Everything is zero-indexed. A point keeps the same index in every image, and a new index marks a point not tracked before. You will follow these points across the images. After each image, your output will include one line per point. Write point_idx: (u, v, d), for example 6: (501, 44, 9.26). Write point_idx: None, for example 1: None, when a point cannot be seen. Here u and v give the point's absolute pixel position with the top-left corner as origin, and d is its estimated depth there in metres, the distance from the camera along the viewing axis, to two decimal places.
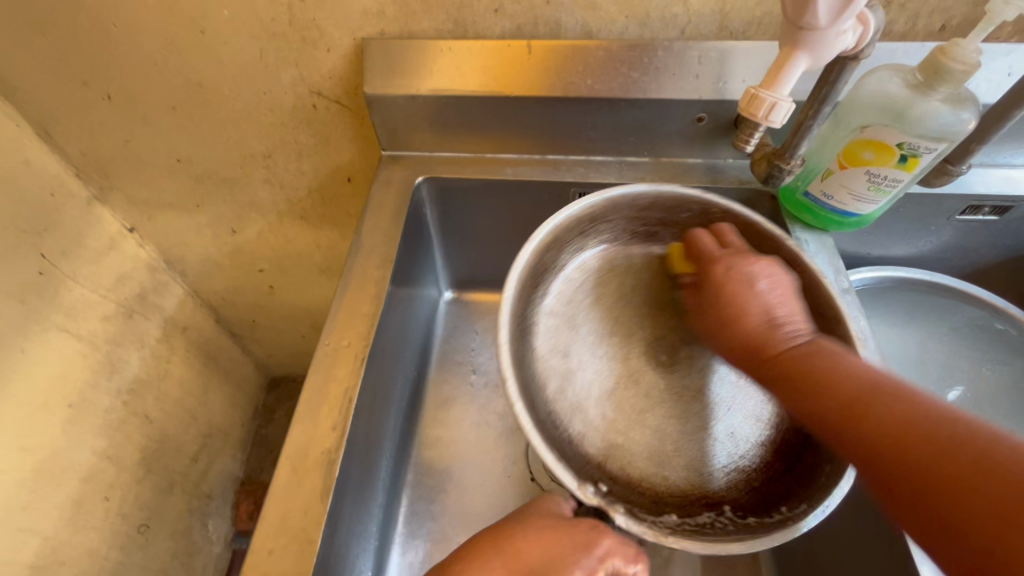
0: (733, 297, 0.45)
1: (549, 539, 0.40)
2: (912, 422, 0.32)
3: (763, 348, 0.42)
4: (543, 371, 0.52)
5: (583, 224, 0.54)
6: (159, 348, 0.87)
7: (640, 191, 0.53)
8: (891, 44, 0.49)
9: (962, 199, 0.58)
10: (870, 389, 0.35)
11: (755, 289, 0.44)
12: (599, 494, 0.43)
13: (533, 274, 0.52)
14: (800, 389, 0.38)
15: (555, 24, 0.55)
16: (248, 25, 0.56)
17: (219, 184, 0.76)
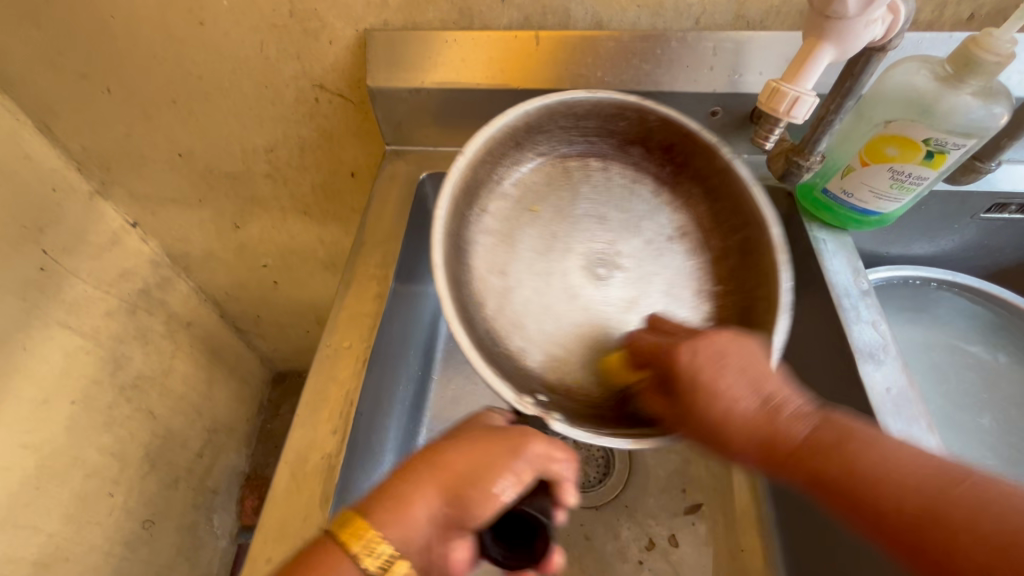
0: (700, 396, 0.34)
1: (479, 451, 0.36)
2: (904, 474, 0.29)
3: (770, 434, 0.32)
4: (481, 290, 0.47)
5: (516, 135, 0.50)
6: (163, 343, 0.86)
7: (578, 96, 0.48)
8: (917, 35, 0.47)
9: (988, 197, 0.56)
10: (844, 438, 0.31)
11: (729, 376, 0.34)
12: (540, 403, 0.42)
13: (466, 193, 0.47)
14: (802, 460, 0.31)
15: (563, 14, 0.53)
16: (249, 16, 0.54)
17: (221, 179, 0.75)
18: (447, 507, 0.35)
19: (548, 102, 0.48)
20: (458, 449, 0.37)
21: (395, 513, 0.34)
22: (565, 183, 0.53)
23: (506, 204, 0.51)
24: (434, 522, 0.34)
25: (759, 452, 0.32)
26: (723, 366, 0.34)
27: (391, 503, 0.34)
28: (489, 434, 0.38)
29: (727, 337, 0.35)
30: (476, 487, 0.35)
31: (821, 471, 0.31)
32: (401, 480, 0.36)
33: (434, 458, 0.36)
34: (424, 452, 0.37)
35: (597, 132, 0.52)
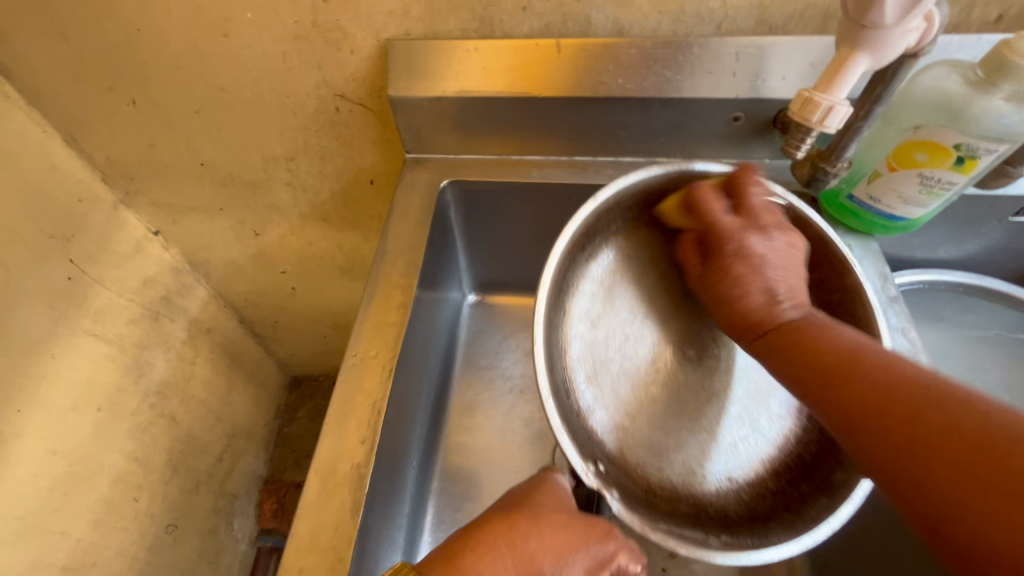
0: (738, 266, 0.43)
1: (562, 540, 0.37)
2: (892, 388, 0.33)
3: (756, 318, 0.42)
4: (568, 340, 0.50)
5: (648, 195, 0.52)
6: (184, 349, 0.87)
7: (715, 168, 0.50)
8: (944, 38, 0.46)
9: (1016, 201, 0.55)
10: (899, 379, 0.33)
11: (762, 272, 0.42)
12: (598, 475, 0.44)
13: (587, 236, 0.50)
14: (809, 354, 0.38)
15: (584, 21, 0.53)
16: (271, 27, 0.55)
17: (242, 187, 0.76)
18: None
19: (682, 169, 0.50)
20: (563, 535, 0.37)
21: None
22: None
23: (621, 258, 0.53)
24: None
25: (754, 321, 0.42)
26: (745, 259, 0.42)
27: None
28: (572, 521, 0.39)
29: (788, 231, 0.44)
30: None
31: (839, 379, 0.36)
32: (481, 557, 0.35)
33: (513, 534, 0.37)
34: (504, 524, 0.37)
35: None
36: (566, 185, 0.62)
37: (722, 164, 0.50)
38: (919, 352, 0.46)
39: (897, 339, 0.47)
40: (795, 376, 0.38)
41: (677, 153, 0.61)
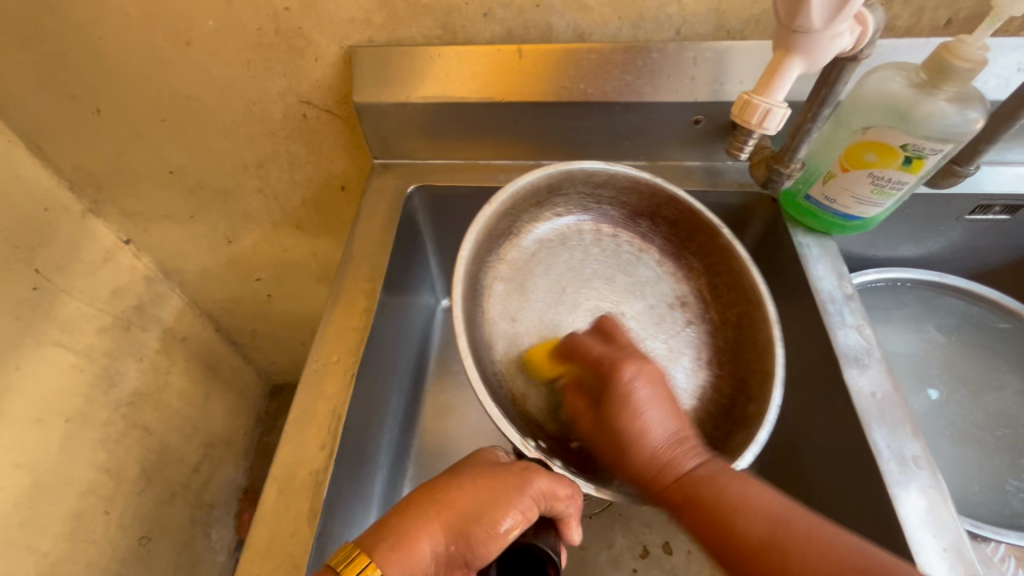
0: (628, 418, 0.40)
1: (484, 487, 0.38)
2: (838, 573, 0.32)
3: (670, 471, 0.39)
4: (490, 333, 0.51)
5: (539, 194, 0.54)
6: (158, 359, 0.86)
7: (597, 167, 0.53)
8: (894, 42, 0.48)
9: (971, 199, 0.56)
10: (809, 547, 0.33)
11: (651, 411, 0.40)
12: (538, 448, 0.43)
13: (490, 235, 0.52)
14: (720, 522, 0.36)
15: (546, 27, 0.54)
16: (235, 35, 0.55)
17: (212, 195, 0.75)
18: (452, 543, 0.37)
19: (566, 167, 0.53)
20: (486, 485, 0.38)
21: (401, 552, 0.35)
22: (574, 247, 0.57)
23: (522, 253, 0.56)
24: (440, 559, 0.36)
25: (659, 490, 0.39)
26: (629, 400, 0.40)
27: (396, 540, 0.36)
28: (492, 472, 0.39)
29: (648, 370, 0.41)
30: (485, 525, 0.36)
31: (773, 569, 0.34)
32: (408, 515, 0.37)
33: (439, 492, 0.38)
34: (428, 487, 0.39)
35: (613, 204, 0.57)
36: None
37: (600, 162, 0.53)
38: (873, 348, 0.47)
39: (852, 335, 0.48)
40: (713, 545, 0.36)
41: (642, 156, 0.62)
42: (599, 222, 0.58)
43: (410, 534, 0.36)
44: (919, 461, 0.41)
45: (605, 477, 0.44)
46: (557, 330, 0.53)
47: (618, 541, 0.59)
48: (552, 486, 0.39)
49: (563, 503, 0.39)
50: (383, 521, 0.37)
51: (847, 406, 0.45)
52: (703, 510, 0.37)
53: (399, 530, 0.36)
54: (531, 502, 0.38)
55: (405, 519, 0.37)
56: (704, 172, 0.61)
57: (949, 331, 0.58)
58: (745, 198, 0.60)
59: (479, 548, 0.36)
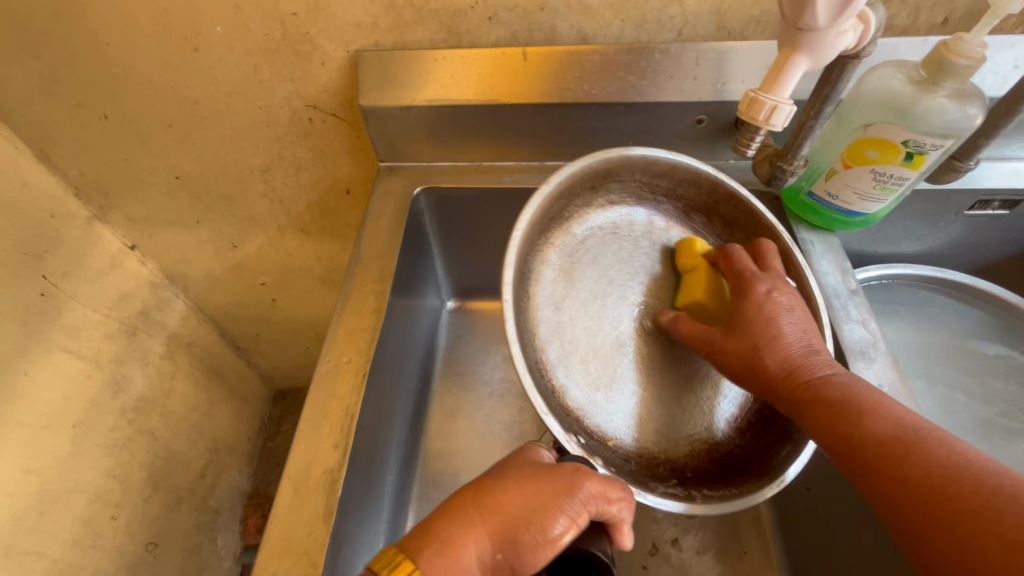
0: (764, 324, 0.43)
1: (531, 490, 0.38)
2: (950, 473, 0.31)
3: (801, 374, 0.41)
4: (535, 319, 0.51)
5: (596, 179, 0.54)
6: (163, 364, 0.86)
7: (659, 155, 0.53)
8: (892, 40, 0.48)
9: (971, 194, 0.57)
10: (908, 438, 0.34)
11: (789, 323, 0.43)
12: (580, 445, 0.44)
13: (542, 221, 0.52)
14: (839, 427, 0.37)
15: (549, 30, 0.55)
16: (242, 41, 0.56)
17: (218, 200, 0.76)
18: (498, 550, 0.36)
19: (630, 155, 0.52)
20: (531, 488, 0.38)
21: (446, 557, 0.35)
22: (626, 237, 0.57)
23: (574, 240, 0.55)
24: (484, 566, 0.36)
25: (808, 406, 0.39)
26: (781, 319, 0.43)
27: (442, 544, 0.36)
28: (539, 474, 0.39)
29: (788, 288, 0.45)
30: (533, 530, 0.36)
31: (884, 465, 0.33)
32: (451, 520, 0.37)
33: (484, 495, 0.39)
34: (471, 489, 0.40)
35: (668, 194, 0.57)
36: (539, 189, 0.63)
37: (664, 151, 0.53)
38: (878, 341, 0.47)
39: (857, 330, 0.48)
40: (833, 447, 0.37)
41: None
42: (652, 215, 0.58)
43: (456, 539, 0.36)
44: None
45: (644, 481, 0.46)
46: (602, 322, 0.53)
47: (627, 539, 0.59)
48: (603, 489, 0.38)
49: (612, 510, 0.39)
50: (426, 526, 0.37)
51: None
52: (832, 410, 0.38)
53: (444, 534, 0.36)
54: (582, 508, 0.37)
55: (450, 522, 0.37)
56: None
57: (952, 324, 0.59)
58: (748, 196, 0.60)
59: (527, 556, 0.36)
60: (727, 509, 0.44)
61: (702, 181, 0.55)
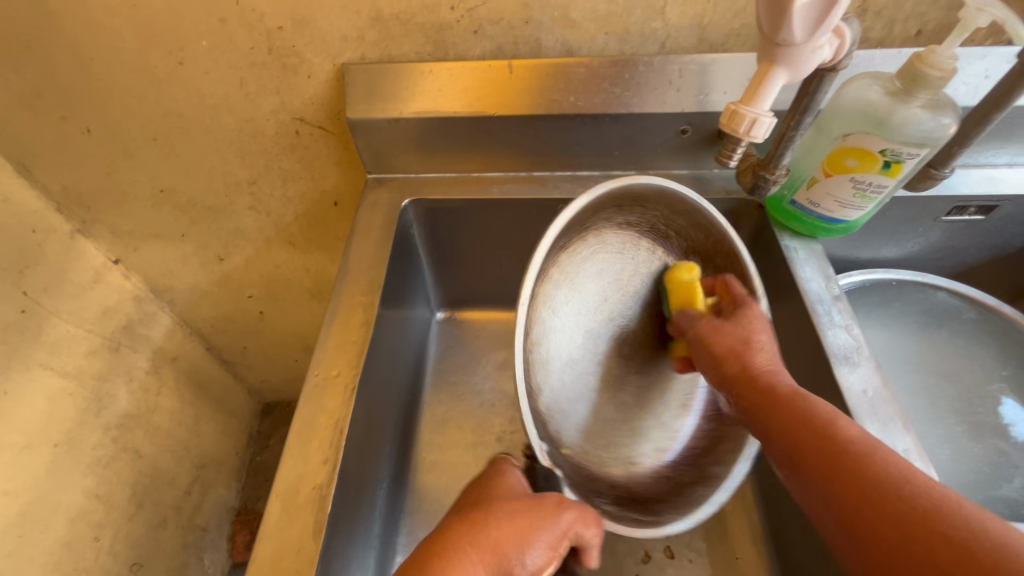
0: (736, 336, 0.45)
1: (522, 524, 0.38)
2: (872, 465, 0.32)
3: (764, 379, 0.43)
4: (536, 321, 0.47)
5: (626, 201, 0.51)
6: (148, 380, 0.85)
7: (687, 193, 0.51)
8: (868, 52, 0.50)
9: (948, 200, 0.59)
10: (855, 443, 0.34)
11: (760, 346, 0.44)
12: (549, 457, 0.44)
13: (572, 228, 0.48)
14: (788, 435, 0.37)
15: (534, 43, 0.56)
16: (227, 54, 0.56)
17: (204, 213, 0.75)
18: None
19: (663, 187, 0.50)
20: (521, 522, 0.38)
21: None
22: (629, 261, 0.55)
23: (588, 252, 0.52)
24: None
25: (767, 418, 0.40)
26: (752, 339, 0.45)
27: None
28: (526, 504, 0.39)
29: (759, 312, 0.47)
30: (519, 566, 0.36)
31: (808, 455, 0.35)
32: (447, 556, 0.36)
33: (478, 529, 0.38)
34: (465, 521, 0.38)
35: (676, 231, 0.56)
36: (526, 199, 0.63)
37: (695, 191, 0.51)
38: (862, 346, 0.48)
39: (841, 335, 0.49)
40: (771, 440, 0.38)
41: (631, 167, 0.63)
42: (655, 245, 0.56)
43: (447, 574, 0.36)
44: (911, 455, 0.42)
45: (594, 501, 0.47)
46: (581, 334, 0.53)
47: (619, 548, 0.59)
48: (580, 516, 0.39)
49: (590, 535, 0.39)
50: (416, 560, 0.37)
51: (840, 405, 0.46)
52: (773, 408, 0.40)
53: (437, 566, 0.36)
54: (562, 537, 0.38)
55: (444, 558, 0.36)
56: (692, 180, 0.63)
57: (931, 327, 0.60)
58: (732, 205, 0.61)
59: None
60: (658, 533, 0.46)
61: (702, 229, 0.55)
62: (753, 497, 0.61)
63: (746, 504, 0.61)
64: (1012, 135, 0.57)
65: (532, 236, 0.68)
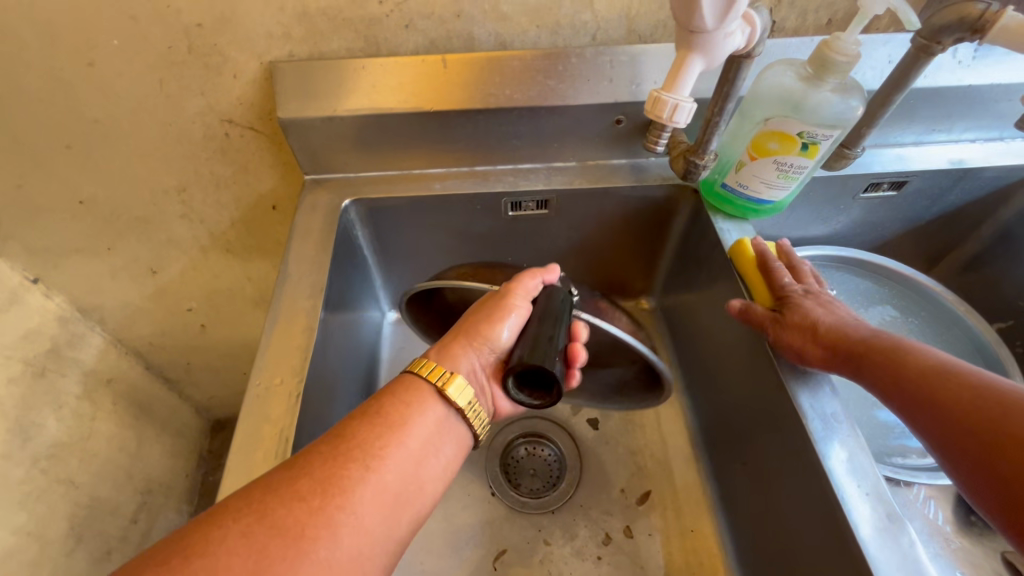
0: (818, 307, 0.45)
1: (488, 322, 0.48)
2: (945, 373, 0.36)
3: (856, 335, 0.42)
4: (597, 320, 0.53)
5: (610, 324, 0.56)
6: (81, 406, 0.80)
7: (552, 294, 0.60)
8: (783, 41, 0.53)
9: (864, 178, 0.63)
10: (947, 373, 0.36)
11: (841, 307, 0.47)
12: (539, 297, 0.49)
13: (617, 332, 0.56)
14: (927, 400, 0.36)
15: (468, 37, 0.56)
16: (143, 54, 0.53)
17: (131, 224, 0.71)
18: (485, 348, 0.47)
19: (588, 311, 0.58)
20: (491, 327, 0.47)
21: (489, 322, 0.48)
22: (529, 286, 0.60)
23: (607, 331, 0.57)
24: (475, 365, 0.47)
25: (892, 379, 0.38)
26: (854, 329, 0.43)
27: (481, 327, 0.47)
28: (486, 326, 0.48)
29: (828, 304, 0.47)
30: (491, 327, 0.47)
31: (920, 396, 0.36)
32: (481, 326, 0.48)
33: (472, 329, 0.48)
34: (467, 326, 0.48)
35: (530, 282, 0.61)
36: (469, 195, 0.63)
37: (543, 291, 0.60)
38: None
39: None
40: (888, 381, 0.39)
41: (571, 158, 0.64)
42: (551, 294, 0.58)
43: (372, 430, 0.39)
44: (838, 417, 0.45)
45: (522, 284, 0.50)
46: None
47: (579, 532, 0.60)
48: (480, 355, 0.47)
49: (498, 347, 0.48)
50: (290, 484, 0.34)
51: (774, 374, 0.48)
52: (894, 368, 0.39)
53: (335, 536, 0.33)
54: (488, 354, 0.47)
55: (477, 324, 0.48)
56: (630, 169, 0.64)
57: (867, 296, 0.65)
58: (669, 191, 0.64)
59: (489, 335, 0.47)
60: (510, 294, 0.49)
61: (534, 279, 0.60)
62: (705, 473, 0.64)
63: (698, 479, 0.64)
64: (915, 116, 0.62)
65: (478, 232, 0.68)
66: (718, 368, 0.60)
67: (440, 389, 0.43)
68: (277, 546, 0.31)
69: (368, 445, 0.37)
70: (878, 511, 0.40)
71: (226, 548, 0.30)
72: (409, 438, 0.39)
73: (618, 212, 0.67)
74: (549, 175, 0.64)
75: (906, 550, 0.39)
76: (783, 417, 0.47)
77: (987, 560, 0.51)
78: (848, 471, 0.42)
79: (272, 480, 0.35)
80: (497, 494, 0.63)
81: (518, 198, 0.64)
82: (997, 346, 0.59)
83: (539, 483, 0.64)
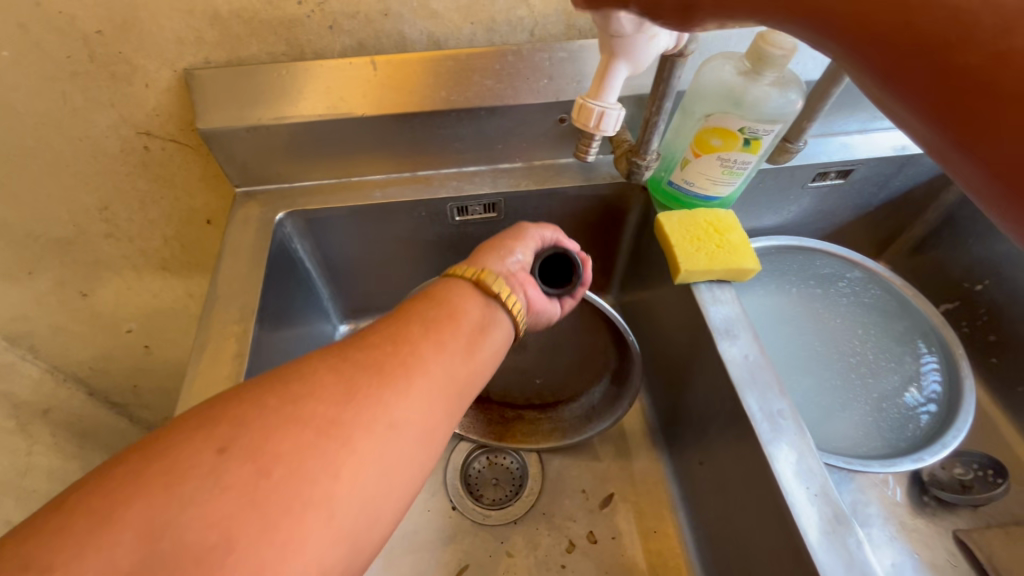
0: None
1: (510, 240, 0.49)
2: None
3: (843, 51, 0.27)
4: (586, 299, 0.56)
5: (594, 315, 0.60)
6: (13, 441, 0.75)
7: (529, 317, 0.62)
8: (724, 34, 0.52)
9: (811, 168, 0.63)
10: None
11: None
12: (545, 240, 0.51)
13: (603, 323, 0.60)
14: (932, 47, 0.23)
15: (398, 36, 0.53)
16: (40, 65, 0.49)
17: (52, 246, 0.66)
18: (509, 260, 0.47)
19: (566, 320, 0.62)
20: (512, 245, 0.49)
21: (508, 240, 0.49)
22: None
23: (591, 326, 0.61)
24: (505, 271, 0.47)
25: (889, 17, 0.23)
26: None
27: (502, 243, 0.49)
28: (511, 241, 0.49)
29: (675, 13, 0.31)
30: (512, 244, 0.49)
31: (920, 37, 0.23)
32: (501, 245, 0.49)
33: (493, 248, 0.48)
34: (487, 247, 0.49)
35: None
36: (411, 201, 0.61)
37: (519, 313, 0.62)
38: (738, 318, 0.50)
39: (721, 308, 0.51)
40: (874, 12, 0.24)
41: (517, 159, 0.62)
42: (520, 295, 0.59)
43: (419, 307, 0.39)
44: (784, 415, 0.45)
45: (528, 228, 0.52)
46: None
47: (542, 542, 0.59)
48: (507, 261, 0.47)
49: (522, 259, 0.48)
50: (361, 340, 0.35)
51: (724, 375, 0.48)
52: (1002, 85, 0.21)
53: (413, 376, 0.33)
54: (515, 264, 0.48)
55: (496, 245, 0.49)
56: (579, 168, 0.63)
57: (827, 288, 0.65)
58: (618, 189, 0.62)
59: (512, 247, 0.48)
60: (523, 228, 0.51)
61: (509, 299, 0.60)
62: (666, 472, 0.63)
63: (659, 479, 0.63)
64: (858, 103, 0.61)
65: (426, 238, 0.65)
66: (674, 368, 0.59)
67: (476, 278, 0.43)
68: (365, 378, 0.32)
69: (423, 315, 0.39)
70: (823, 515, 0.40)
71: (319, 378, 0.31)
72: (449, 343, 0.37)
73: (568, 213, 0.65)
74: (494, 177, 0.62)
75: (853, 551, 0.39)
76: (734, 418, 0.47)
77: (938, 542, 0.52)
78: (797, 473, 0.42)
79: (327, 359, 0.33)
80: (458, 508, 0.61)
81: (464, 204, 0.61)
82: (945, 330, 0.60)
83: (501, 494, 0.63)
